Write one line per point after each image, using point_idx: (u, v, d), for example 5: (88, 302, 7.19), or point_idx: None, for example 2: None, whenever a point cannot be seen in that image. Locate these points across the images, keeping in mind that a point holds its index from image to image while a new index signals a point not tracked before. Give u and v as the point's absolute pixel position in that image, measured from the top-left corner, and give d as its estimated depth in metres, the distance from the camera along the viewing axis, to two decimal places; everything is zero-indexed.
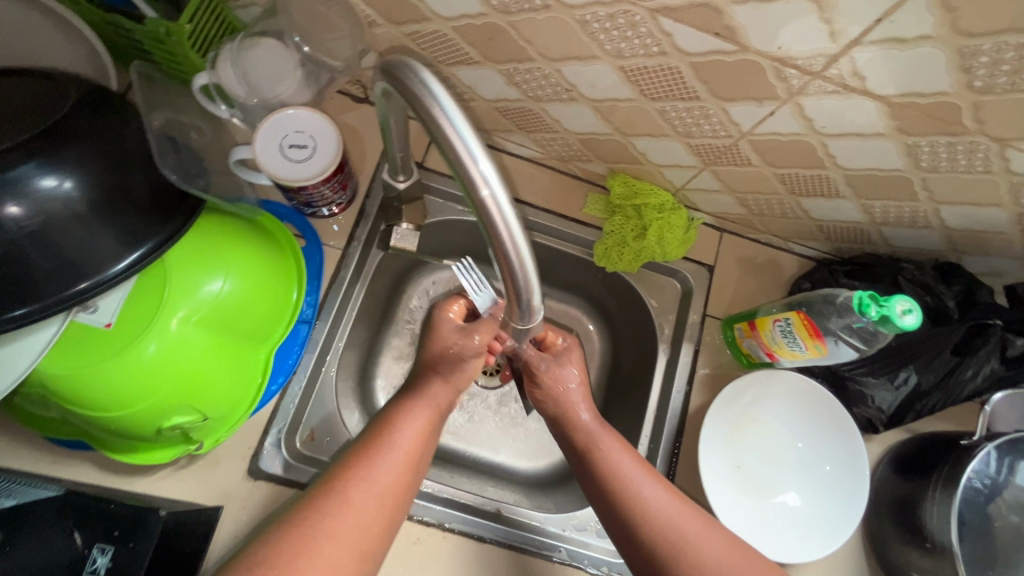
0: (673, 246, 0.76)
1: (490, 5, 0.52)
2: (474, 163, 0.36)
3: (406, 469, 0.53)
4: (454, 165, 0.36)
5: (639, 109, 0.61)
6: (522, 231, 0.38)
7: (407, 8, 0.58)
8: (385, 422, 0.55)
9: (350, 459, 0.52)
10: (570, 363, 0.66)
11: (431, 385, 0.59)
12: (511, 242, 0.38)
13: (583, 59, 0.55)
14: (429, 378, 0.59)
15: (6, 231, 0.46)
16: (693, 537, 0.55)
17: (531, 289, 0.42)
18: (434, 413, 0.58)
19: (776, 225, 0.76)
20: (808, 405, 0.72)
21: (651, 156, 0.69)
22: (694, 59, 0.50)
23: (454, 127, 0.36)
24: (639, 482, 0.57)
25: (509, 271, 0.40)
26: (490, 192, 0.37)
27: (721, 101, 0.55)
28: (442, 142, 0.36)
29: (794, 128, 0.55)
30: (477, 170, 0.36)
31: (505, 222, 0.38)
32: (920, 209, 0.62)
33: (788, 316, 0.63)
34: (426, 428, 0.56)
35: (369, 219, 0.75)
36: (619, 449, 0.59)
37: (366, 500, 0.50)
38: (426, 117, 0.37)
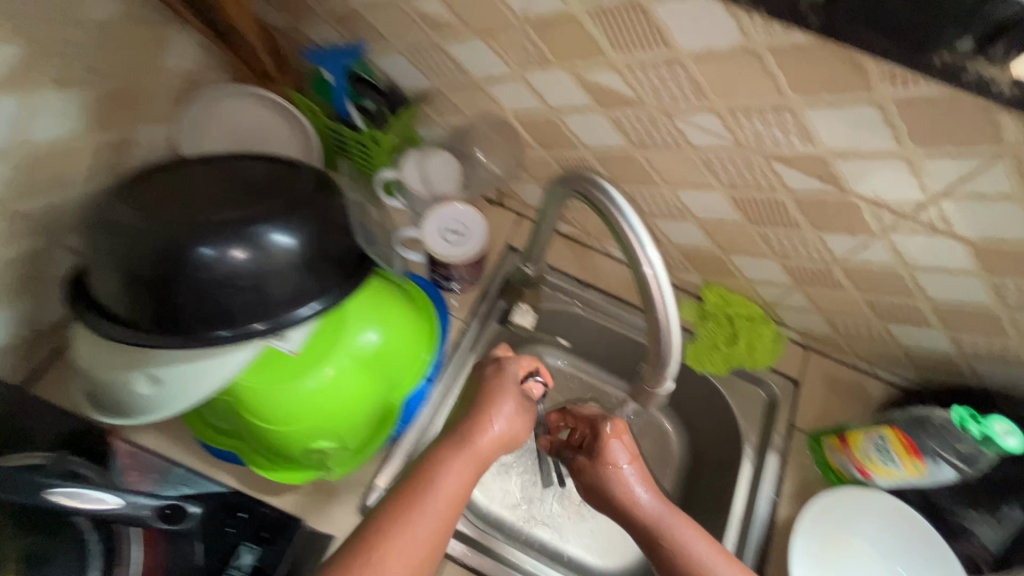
0: (764, 356, 0.82)
1: (632, 142, 0.67)
2: (643, 249, 0.47)
3: (439, 530, 0.52)
4: (626, 247, 0.48)
5: (742, 232, 0.71)
6: (674, 307, 0.48)
7: (560, 138, 0.73)
8: (428, 472, 0.54)
9: (383, 519, 0.51)
10: (618, 450, 0.63)
11: (478, 433, 0.57)
12: (662, 314, 0.48)
13: (700, 187, 0.68)
14: (474, 426, 0.58)
15: (260, 264, 0.61)
16: None
17: (670, 359, 0.50)
18: (472, 471, 0.56)
19: (863, 348, 0.81)
20: (907, 530, 0.70)
21: (747, 273, 0.78)
22: (798, 195, 0.62)
23: (631, 222, 0.48)
24: (711, 566, 0.56)
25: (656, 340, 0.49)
26: (652, 269, 0.47)
27: (818, 230, 0.65)
28: (618, 233, 0.49)
29: (885, 258, 0.64)
30: (644, 253, 0.47)
31: (662, 297, 0.47)
32: (1011, 345, 0.66)
33: (883, 432, 0.66)
34: (462, 488, 0.55)
35: (489, 298, 0.87)
36: (695, 540, 0.57)
37: (397, 567, 0.49)
38: (607, 214, 0.49)
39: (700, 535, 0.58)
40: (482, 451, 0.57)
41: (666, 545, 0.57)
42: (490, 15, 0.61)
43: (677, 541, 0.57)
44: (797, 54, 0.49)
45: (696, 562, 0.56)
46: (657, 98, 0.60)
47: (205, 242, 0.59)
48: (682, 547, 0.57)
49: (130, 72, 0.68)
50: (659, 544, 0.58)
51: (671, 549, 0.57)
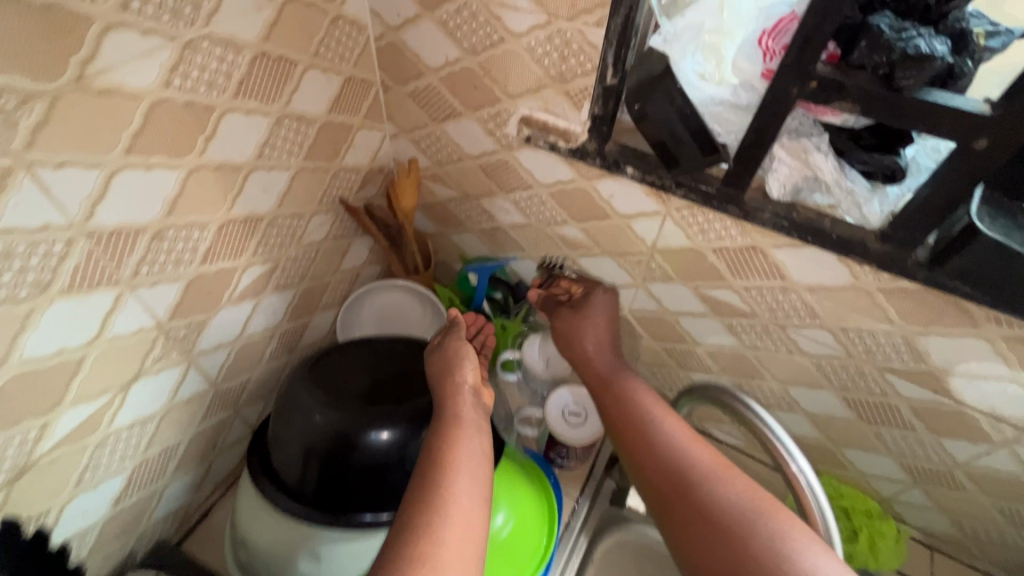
0: (888, 555, 0.80)
1: (744, 343, 0.76)
2: (799, 466, 0.54)
3: (472, 509, 0.58)
4: (766, 445, 0.55)
5: (853, 427, 0.76)
6: (825, 501, 0.53)
7: (672, 333, 0.83)
8: (446, 369, 0.74)
9: (417, 516, 0.56)
10: (595, 291, 0.80)
11: (451, 428, 0.66)
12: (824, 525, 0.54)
13: (810, 385, 0.75)
14: (450, 406, 0.69)
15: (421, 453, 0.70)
16: (773, 512, 0.53)
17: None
18: (470, 451, 0.63)
19: (995, 554, 0.78)
20: None
21: (859, 466, 0.80)
22: (913, 402, 0.67)
23: (785, 443, 0.55)
24: (670, 444, 0.61)
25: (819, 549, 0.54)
26: (797, 464, 0.54)
27: (936, 435, 0.69)
28: (772, 450, 0.55)
29: (1012, 467, 0.66)
30: (786, 450, 0.54)
31: (822, 510, 0.53)
32: None
33: None
34: (473, 471, 0.61)
35: (596, 477, 0.91)
36: (647, 396, 0.68)
37: (445, 550, 0.53)
38: (741, 418, 0.58)
39: (647, 401, 0.67)
40: (467, 442, 0.64)
41: (614, 392, 0.71)
42: (623, 243, 0.76)
43: (635, 416, 0.66)
44: (907, 296, 0.58)
45: (664, 451, 0.61)
46: (772, 314, 0.69)
47: (374, 425, 0.68)
48: (647, 435, 0.63)
49: (322, 275, 0.85)
50: (610, 395, 0.71)
51: (616, 405, 0.69)
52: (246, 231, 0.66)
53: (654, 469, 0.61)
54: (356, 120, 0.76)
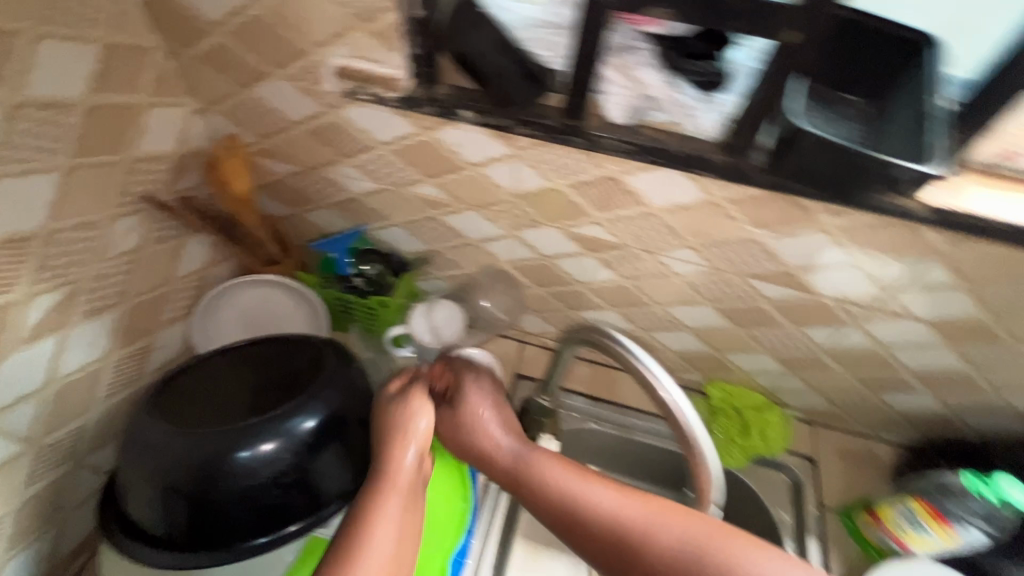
0: (776, 439, 0.87)
1: (621, 274, 0.75)
2: (667, 391, 0.52)
3: None
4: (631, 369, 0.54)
5: (732, 333, 0.79)
6: (694, 415, 0.52)
7: (555, 277, 0.81)
8: (388, 431, 0.61)
9: None
10: (483, 398, 0.64)
11: (367, 500, 0.56)
12: (695, 444, 0.53)
13: (688, 302, 0.76)
14: (382, 461, 0.59)
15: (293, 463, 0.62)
16: (686, 535, 0.49)
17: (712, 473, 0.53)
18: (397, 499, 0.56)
19: (862, 416, 0.88)
20: None
21: (742, 366, 0.85)
22: (777, 301, 0.70)
23: (654, 372, 0.53)
24: (587, 491, 0.54)
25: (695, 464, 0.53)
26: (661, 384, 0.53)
27: (800, 326, 0.73)
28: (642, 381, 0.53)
29: (863, 342, 0.72)
30: (649, 371, 0.53)
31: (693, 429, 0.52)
32: (989, 398, 0.74)
33: (908, 502, 0.70)
34: (391, 548, 0.53)
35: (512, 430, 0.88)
36: (558, 466, 0.56)
37: None
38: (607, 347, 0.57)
39: (545, 464, 0.57)
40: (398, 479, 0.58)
41: (535, 481, 0.56)
42: (483, 194, 0.71)
43: (541, 475, 0.56)
44: (754, 202, 0.59)
45: (594, 511, 0.52)
46: (640, 241, 0.69)
47: (242, 447, 0.60)
48: (563, 488, 0.55)
49: (154, 286, 0.73)
50: (531, 491, 0.56)
51: (543, 493, 0.55)
52: (12, 256, 0.53)
53: (572, 517, 0.53)
54: (139, 99, 0.63)
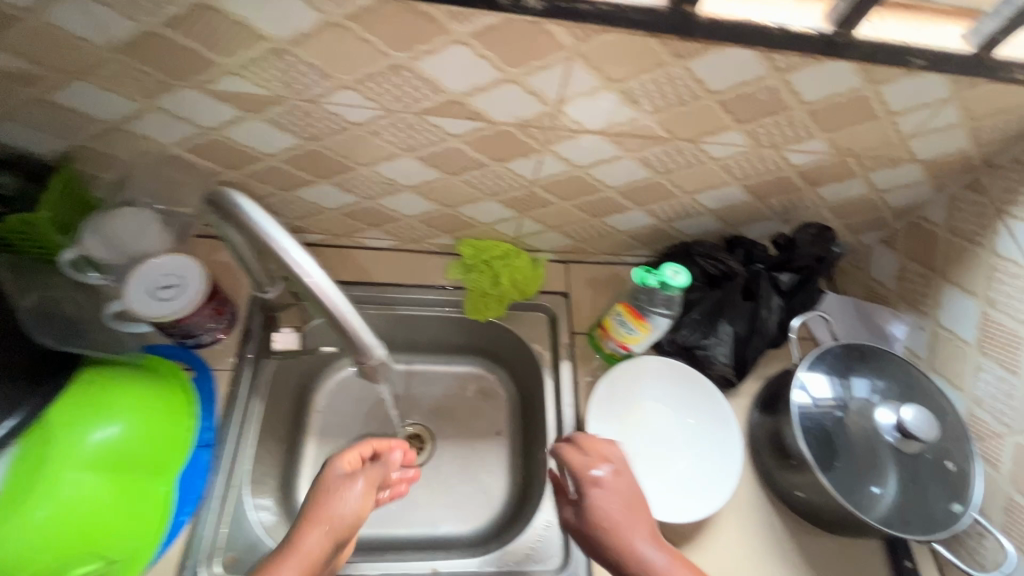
0: (527, 283, 0.90)
1: (303, 137, 0.67)
2: (304, 269, 0.48)
3: None
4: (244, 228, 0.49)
5: (450, 184, 0.76)
6: (312, 262, 0.49)
7: (239, 155, 0.70)
8: (320, 492, 0.63)
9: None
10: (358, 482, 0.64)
11: (304, 538, 0.58)
12: (343, 318, 0.52)
13: (388, 158, 0.70)
14: (323, 503, 0.62)
15: None
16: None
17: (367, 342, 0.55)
18: (325, 538, 0.58)
19: (602, 245, 0.93)
20: (673, 379, 0.83)
21: (479, 218, 0.84)
22: (466, 138, 0.67)
23: (282, 247, 0.48)
24: (637, 545, 0.59)
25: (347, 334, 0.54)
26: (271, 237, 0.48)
27: (501, 162, 0.71)
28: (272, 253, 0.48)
29: (562, 167, 0.72)
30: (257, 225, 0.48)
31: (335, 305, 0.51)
32: (684, 201, 0.81)
33: (617, 309, 0.78)
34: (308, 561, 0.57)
35: (255, 335, 0.83)
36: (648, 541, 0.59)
37: None
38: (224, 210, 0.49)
39: (614, 494, 0.62)
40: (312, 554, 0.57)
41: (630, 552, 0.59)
42: (76, 54, 0.56)
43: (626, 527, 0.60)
44: (376, 17, 0.52)
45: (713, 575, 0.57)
46: (292, 90, 0.60)
47: None
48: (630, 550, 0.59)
49: None
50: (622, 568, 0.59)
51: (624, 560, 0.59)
52: None
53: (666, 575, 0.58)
54: None
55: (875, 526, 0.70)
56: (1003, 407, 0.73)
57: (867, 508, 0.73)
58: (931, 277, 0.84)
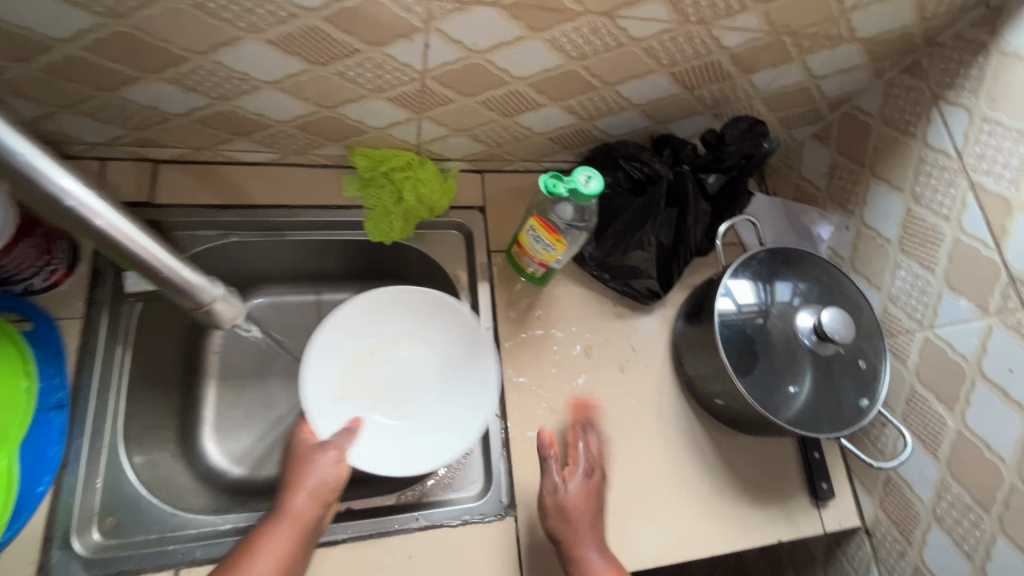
0: (436, 197, 0.80)
1: (98, 12, 0.50)
2: (95, 213, 0.44)
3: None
4: None
5: (320, 78, 0.62)
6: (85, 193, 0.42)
7: (19, 41, 0.53)
8: (295, 480, 0.62)
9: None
10: (324, 451, 0.66)
11: (293, 503, 0.60)
12: (167, 267, 0.51)
13: (229, 43, 0.55)
14: (294, 491, 0.61)
15: None
16: None
17: (206, 289, 0.55)
18: (294, 530, 0.59)
19: (519, 150, 0.83)
20: (441, 314, 0.78)
21: (369, 122, 0.71)
22: (322, 13, 0.52)
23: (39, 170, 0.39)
24: (584, 548, 0.64)
25: (177, 284, 0.52)
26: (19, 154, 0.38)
27: (378, 47, 0.57)
28: (34, 188, 0.40)
29: (454, 53, 0.59)
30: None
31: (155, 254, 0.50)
32: (605, 95, 0.70)
33: (531, 224, 0.67)
34: (287, 548, 0.58)
35: (106, 274, 0.69)
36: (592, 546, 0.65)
37: None
38: None
39: (584, 495, 0.68)
40: (302, 513, 0.60)
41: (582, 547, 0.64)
42: None
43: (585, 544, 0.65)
44: None
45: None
46: None
47: None
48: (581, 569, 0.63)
49: None
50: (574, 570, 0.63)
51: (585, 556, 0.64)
52: None
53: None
54: None
55: (788, 426, 0.70)
56: (915, 304, 0.73)
57: (784, 406, 0.73)
58: (859, 173, 0.79)
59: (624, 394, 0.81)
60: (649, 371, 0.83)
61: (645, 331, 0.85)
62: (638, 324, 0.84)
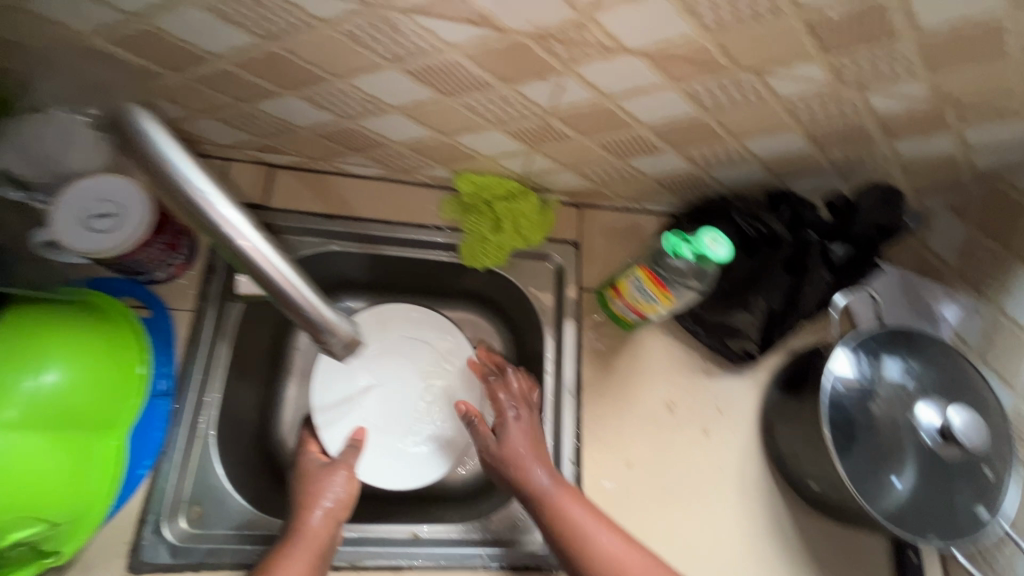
0: (533, 230, 0.79)
1: (256, 34, 0.51)
2: (237, 230, 0.43)
3: None
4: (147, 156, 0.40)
5: (446, 107, 0.62)
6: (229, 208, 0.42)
7: (179, 54, 0.55)
8: (306, 498, 0.65)
9: None
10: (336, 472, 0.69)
11: (308, 522, 0.61)
12: (295, 291, 0.48)
13: (369, 70, 0.56)
14: (306, 512, 0.63)
15: None
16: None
17: (327, 316, 0.51)
18: (314, 551, 0.59)
19: (623, 189, 0.80)
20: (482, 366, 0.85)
21: (481, 150, 0.71)
22: (466, 49, 0.52)
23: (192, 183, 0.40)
24: (594, 531, 0.61)
25: (302, 313, 0.49)
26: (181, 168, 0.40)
27: (512, 84, 0.56)
28: (187, 203, 0.41)
29: (586, 95, 0.58)
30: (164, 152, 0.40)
31: (285, 278, 0.46)
32: (730, 147, 0.67)
33: (636, 273, 0.65)
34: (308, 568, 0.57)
35: (219, 271, 0.72)
36: (601, 530, 0.61)
37: None
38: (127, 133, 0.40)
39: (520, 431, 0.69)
40: (319, 534, 0.61)
41: (568, 510, 0.62)
42: None
43: (574, 515, 0.62)
44: None
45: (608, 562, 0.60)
46: None
47: None
48: (584, 540, 0.61)
49: None
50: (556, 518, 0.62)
51: (564, 523, 0.62)
52: None
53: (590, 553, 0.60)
54: None
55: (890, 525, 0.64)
56: None
57: (882, 499, 0.66)
58: None
59: (702, 455, 0.77)
60: (732, 436, 0.78)
61: (732, 392, 0.80)
62: (726, 383, 0.80)
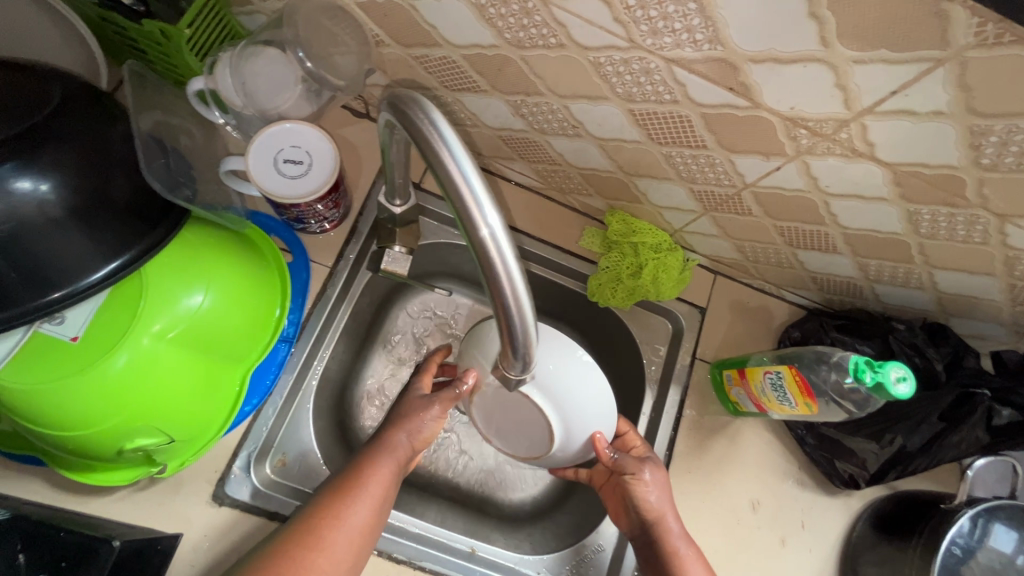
0: (668, 285, 0.76)
1: (503, 38, 0.51)
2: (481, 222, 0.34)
3: (376, 509, 0.60)
4: (419, 138, 0.36)
5: (644, 151, 0.60)
6: (477, 200, 0.34)
7: (417, 33, 0.56)
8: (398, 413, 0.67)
9: (324, 501, 0.58)
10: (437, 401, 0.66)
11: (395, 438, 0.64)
12: (519, 321, 0.37)
13: (592, 98, 0.55)
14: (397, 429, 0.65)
15: (28, 215, 0.45)
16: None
17: (530, 352, 0.40)
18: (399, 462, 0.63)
19: (770, 273, 0.77)
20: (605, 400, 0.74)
21: (651, 197, 0.69)
22: (705, 109, 0.50)
23: (448, 164, 0.34)
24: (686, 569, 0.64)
25: (510, 338, 0.38)
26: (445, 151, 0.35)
27: (728, 152, 0.55)
28: (438, 182, 0.35)
29: (798, 184, 0.55)
30: (436, 132, 0.35)
31: (517, 297, 0.36)
32: (915, 271, 0.63)
33: (780, 370, 0.62)
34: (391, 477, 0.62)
35: (360, 237, 0.73)
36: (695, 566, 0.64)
37: (340, 540, 0.56)
38: (406, 121, 0.36)
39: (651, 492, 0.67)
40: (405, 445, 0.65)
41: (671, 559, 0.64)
42: None
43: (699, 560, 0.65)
44: None
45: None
46: None
47: None
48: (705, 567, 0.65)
49: None
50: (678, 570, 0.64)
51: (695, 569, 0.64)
52: None
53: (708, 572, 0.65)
54: None
55: None
56: None
57: None
58: None
59: (775, 563, 0.73)
60: (810, 555, 0.74)
61: (821, 509, 0.76)
62: (818, 500, 0.76)
